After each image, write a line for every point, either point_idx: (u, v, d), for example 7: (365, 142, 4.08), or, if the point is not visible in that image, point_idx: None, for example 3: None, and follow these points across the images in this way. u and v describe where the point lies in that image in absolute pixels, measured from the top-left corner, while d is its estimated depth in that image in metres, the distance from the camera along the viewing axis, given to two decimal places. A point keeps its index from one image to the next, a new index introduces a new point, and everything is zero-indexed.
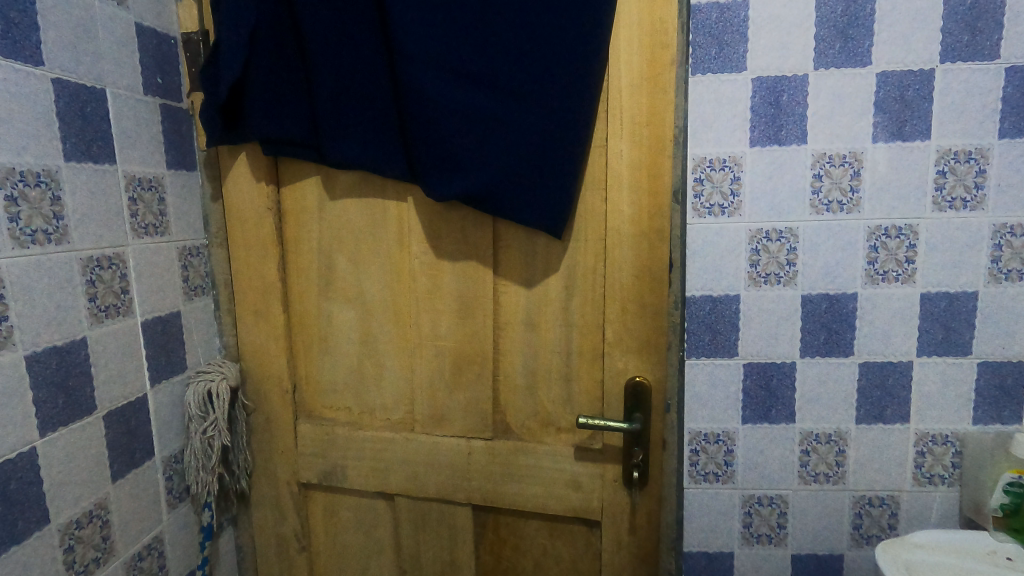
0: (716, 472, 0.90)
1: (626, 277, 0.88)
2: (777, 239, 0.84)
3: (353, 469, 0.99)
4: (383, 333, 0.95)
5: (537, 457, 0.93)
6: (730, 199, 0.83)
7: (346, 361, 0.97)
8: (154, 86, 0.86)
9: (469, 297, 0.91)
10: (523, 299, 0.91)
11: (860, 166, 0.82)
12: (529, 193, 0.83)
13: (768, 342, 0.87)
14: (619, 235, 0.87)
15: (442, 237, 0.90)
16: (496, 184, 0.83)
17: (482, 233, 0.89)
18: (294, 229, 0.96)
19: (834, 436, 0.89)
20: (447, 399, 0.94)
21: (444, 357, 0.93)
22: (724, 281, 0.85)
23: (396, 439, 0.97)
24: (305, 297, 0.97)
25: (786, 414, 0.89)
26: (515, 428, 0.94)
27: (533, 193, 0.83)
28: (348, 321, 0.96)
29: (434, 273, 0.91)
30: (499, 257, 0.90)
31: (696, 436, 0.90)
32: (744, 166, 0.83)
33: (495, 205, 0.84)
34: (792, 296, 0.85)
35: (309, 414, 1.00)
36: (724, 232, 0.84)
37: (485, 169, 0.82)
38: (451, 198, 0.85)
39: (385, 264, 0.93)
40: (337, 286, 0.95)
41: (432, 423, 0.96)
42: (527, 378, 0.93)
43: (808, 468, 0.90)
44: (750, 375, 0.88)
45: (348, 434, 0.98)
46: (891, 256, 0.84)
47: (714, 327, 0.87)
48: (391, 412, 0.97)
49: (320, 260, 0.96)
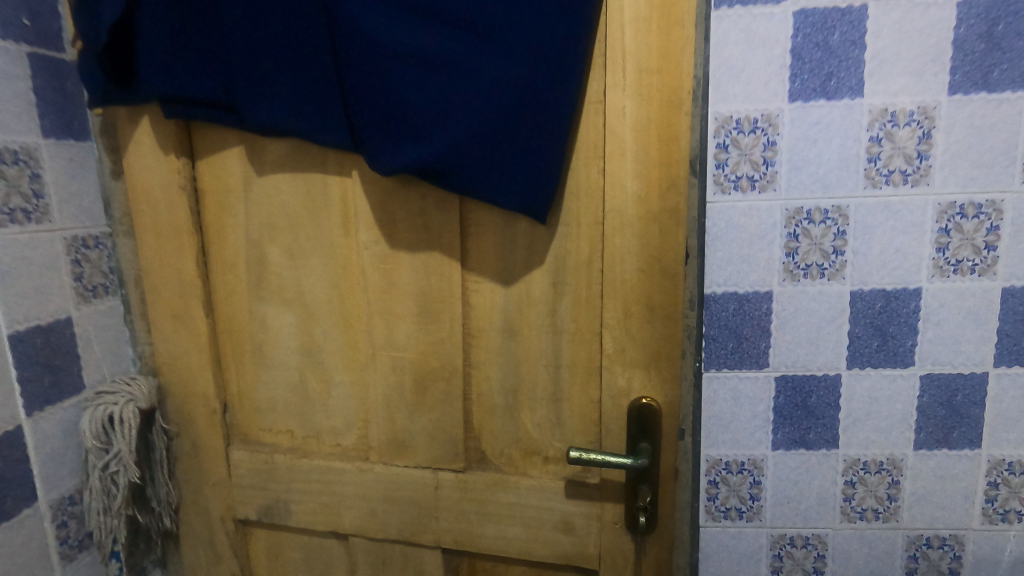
0: (740, 508, 0.75)
1: (631, 273, 0.66)
2: (821, 221, 0.68)
3: (298, 505, 0.81)
4: (329, 340, 0.77)
5: (520, 494, 0.73)
6: (762, 170, 0.67)
7: (286, 374, 0.79)
8: (19, 29, 0.67)
9: (431, 296, 0.71)
10: (500, 300, 0.70)
11: (932, 125, 0.65)
12: (504, 162, 0.63)
13: (809, 350, 0.71)
14: (621, 217, 0.65)
15: (397, 220, 0.70)
16: (458, 152, 0.63)
17: (447, 216, 0.69)
18: (215, 213, 0.77)
19: (885, 464, 0.73)
20: (408, 422, 0.75)
21: (404, 371, 0.74)
22: (753, 275, 0.70)
23: (348, 470, 0.78)
24: (233, 297, 0.79)
25: (827, 438, 0.73)
26: (493, 458, 0.75)
27: (508, 162, 0.63)
28: (286, 327, 0.78)
29: (388, 268, 0.72)
30: (468, 246, 0.70)
31: (715, 465, 0.75)
32: (781, 127, 0.66)
33: (459, 178, 0.65)
34: (839, 293, 0.69)
35: (245, 438, 0.82)
36: (754, 212, 0.68)
37: (443, 133, 0.63)
38: (401, 172, 0.66)
39: (328, 256, 0.74)
40: (271, 283, 0.77)
41: (390, 451, 0.77)
42: (506, 397, 0.73)
43: (852, 502, 0.74)
44: (783, 391, 0.72)
45: (292, 463, 0.80)
46: (966, 242, 0.67)
47: (739, 332, 0.71)
48: (341, 436, 0.79)
49: (249, 251, 0.77)
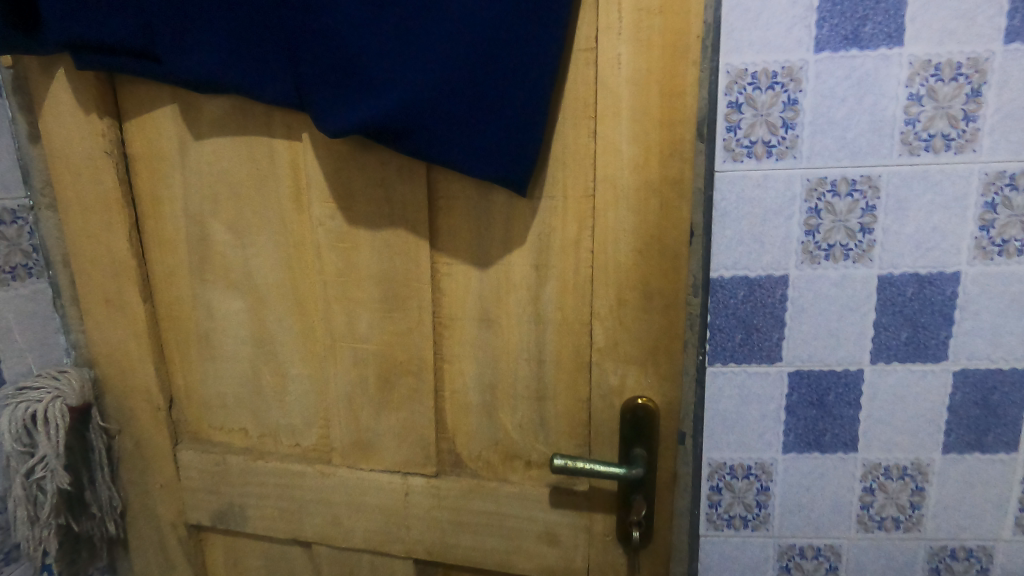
0: (745, 516, 0.68)
1: (625, 255, 0.57)
2: (848, 193, 0.59)
3: (255, 510, 0.73)
4: (283, 329, 0.68)
5: (500, 502, 0.65)
6: (781, 134, 0.58)
7: (237, 367, 0.70)
8: None
9: (396, 279, 0.62)
10: (474, 285, 0.61)
11: (983, 81, 0.55)
12: (470, 121, 0.53)
13: (828, 342, 0.62)
14: (615, 189, 0.55)
15: (355, 192, 0.60)
16: (417, 109, 0.53)
17: (413, 187, 0.59)
18: (149, 184, 0.67)
19: (909, 470, 0.65)
20: (373, 421, 0.67)
21: (367, 364, 0.65)
22: (767, 257, 0.61)
23: (308, 473, 0.70)
24: (174, 280, 0.69)
25: (845, 441, 0.65)
26: (469, 462, 0.66)
27: (475, 121, 0.53)
28: (235, 314, 0.68)
29: (346, 248, 0.62)
30: (438, 223, 0.60)
31: (718, 470, 0.67)
32: (804, 82, 0.57)
33: (417, 141, 0.55)
34: (864, 277, 0.60)
35: (195, 436, 0.74)
36: (769, 183, 0.59)
37: (398, 85, 0.53)
38: (350, 133, 0.56)
39: (279, 234, 0.65)
40: (216, 264, 0.67)
41: (354, 452, 0.69)
42: (483, 394, 0.64)
43: (870, 511, 0.67)
44: (797, 389, 0.64)
45: (246, 466, 0.72)
46: (1014, 219, 0.58)
47: (749, 322, 0.62)
48: (300, 435, 0.71)
49: (189, 228, 0.67)
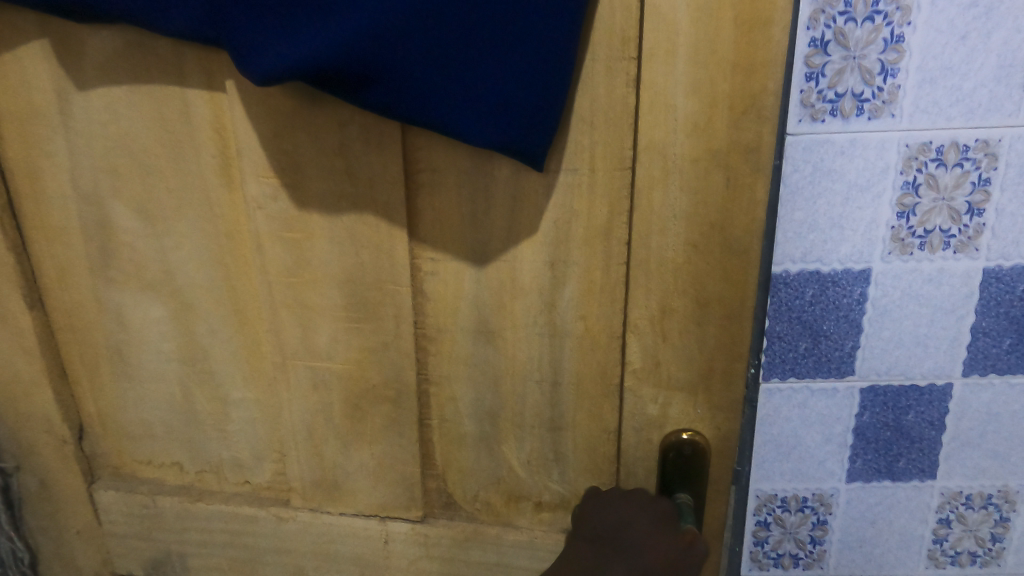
0: (797, 554, 0.56)
1: (674, 249, 0.43)
2: (957, 163, 0.45)
3: (198, 559, 0.59)
4: (220, 343, 0.52)
5: (503, 552, 0.53)
6: (878, 84, 0.43)
7: (161, 390, 0.55)
8: None
9: (364, 281, 0.47)
10: (469, 289, 0.46)
11: None
12: (459, 61, 0.37)
13: (911, 352, 0.50)
14: (665, 161, 0.41)
15: (305, 164, 0.44)
16: (381, 44, 0.37)
17: (384, 158, 0.43)
18: (22, 151, 0.49)
19: (994, 499, 0.54)
20: (341, 457, 0.53)
21: (330, 388, 0.50)
22: (847, 247, 0.47)
23: (262, 517, 0.56)
24: (70, 280, 0.53)
25: (921, 468, 0.54)
26: (463, 503, 0.53)
27: (467, 61, 0.37)
28: (155, 324, 0.53)
29: (296, 240, 0.46)
30: (418, 206, 0.45)
31: (768, 503, 0.55)
32: (913, 11, 0.42)
33: (383, 89, 0.38)
34: (965, 272, 0.47)
35: (116, 472, 0.59)
36: (858, 150, 0.45)
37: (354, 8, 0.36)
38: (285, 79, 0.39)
39: (205, 220, 0.48)
40: (124, 259, 0.51)
41: (318, 493, 0.55)
42: (482, 424, 0.50)
43: (944, 545, 0.56)
44: (870, 407, 0.52)
45: (182, 509, 0.57)
46: None
47: (817, 328, 0.49)
48: (249, 471, 0.56)
49: (83, 211, 0.50)
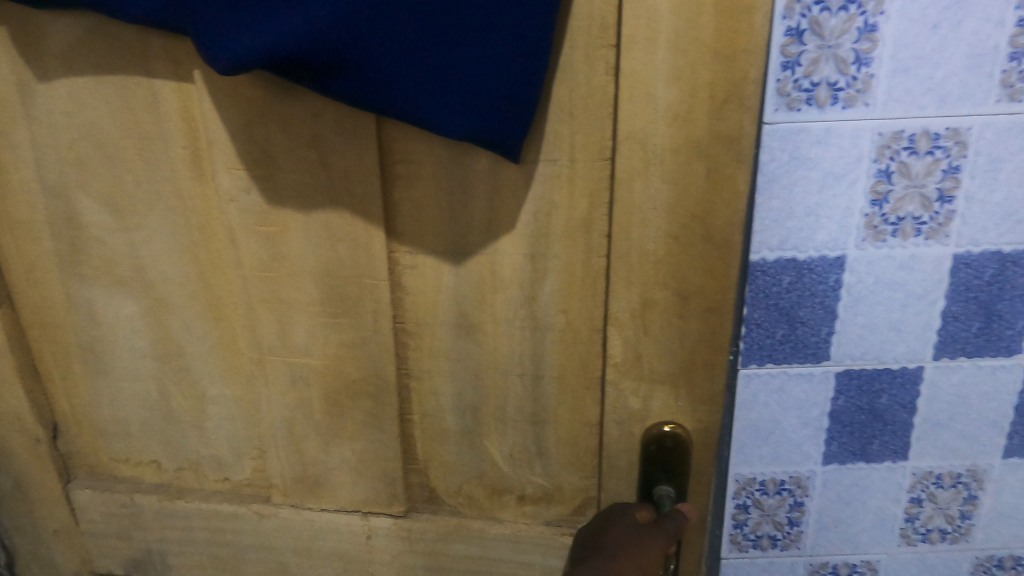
0: (774, 536, 0.57)
1: (655, 241, 0.42)
2: (929, 151, 0.45)
3: (178, 558, 0.59)
4: (194, 340, 0.51)
5: (486, 544, 0.53)
6: (852, 73, 0.43)
7: (136, 387, 0.54)
8: None
9: (340, 275, 0.46)
10: (448, 282, 0.45)
11: None
12: (426, 48, 0.36)
13: (885, 338, 0.50)
14: (646, 151, 0.40)
15: (277, 155, 0.43)
16: (344, 31, 0.36)
17: (357, 148, 0.42)
18: None
19: (964, 477, 0.55)
20: (321, 453, 0.52)
21: (308, 384, 0.50)
22: (822, 235, 0.47)
23: (243, 515, 0.56)
24: (38, 276, 0.51)
25: (894, 449, 0.54)
26: (445, 497, 0.53)
27: (434, 47, 0.36)
28: (127, 321, 0.51)
29: (269, 234, 0.45)
30: (390, 194, 0.44)
31: (745, 485, 0.55)
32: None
33: (347, 76, 0.37)
34: (936, 258, 0.48)
35: (92, 471, 0.58)
36: (833, 138, 0.44)
37: None
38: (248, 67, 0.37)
39: (176, 214, 0.47)
40: (93, 255, 0.50)
41: (299, 490, 0.54)
42: (463, 418, 0.50)
43: (915, 522, 0.57)
44: (846, 391, 0.52)
45: (161, 508, 0.57)
46: None
47: (794, 315, 0.49)
48: (229, 469, 0.56)
49: (50, 206, 0.49)
